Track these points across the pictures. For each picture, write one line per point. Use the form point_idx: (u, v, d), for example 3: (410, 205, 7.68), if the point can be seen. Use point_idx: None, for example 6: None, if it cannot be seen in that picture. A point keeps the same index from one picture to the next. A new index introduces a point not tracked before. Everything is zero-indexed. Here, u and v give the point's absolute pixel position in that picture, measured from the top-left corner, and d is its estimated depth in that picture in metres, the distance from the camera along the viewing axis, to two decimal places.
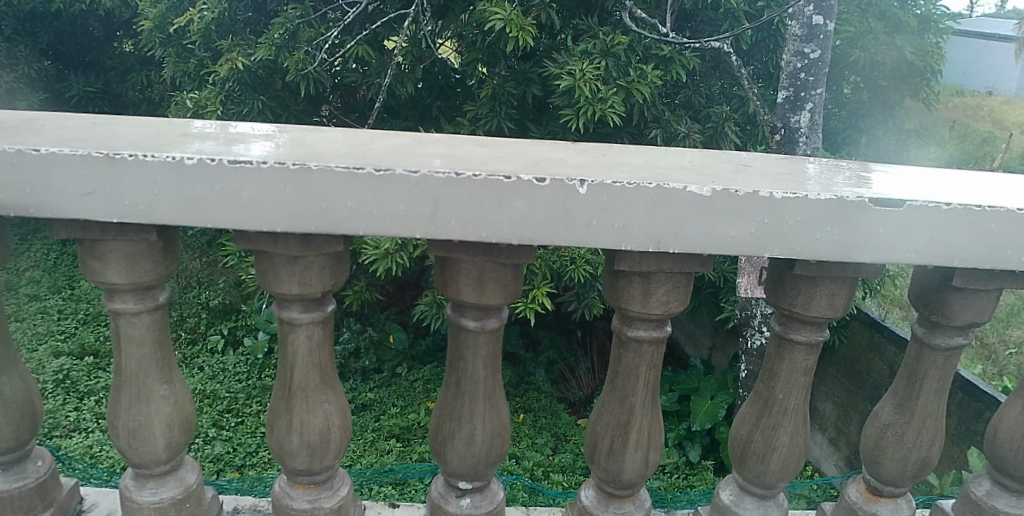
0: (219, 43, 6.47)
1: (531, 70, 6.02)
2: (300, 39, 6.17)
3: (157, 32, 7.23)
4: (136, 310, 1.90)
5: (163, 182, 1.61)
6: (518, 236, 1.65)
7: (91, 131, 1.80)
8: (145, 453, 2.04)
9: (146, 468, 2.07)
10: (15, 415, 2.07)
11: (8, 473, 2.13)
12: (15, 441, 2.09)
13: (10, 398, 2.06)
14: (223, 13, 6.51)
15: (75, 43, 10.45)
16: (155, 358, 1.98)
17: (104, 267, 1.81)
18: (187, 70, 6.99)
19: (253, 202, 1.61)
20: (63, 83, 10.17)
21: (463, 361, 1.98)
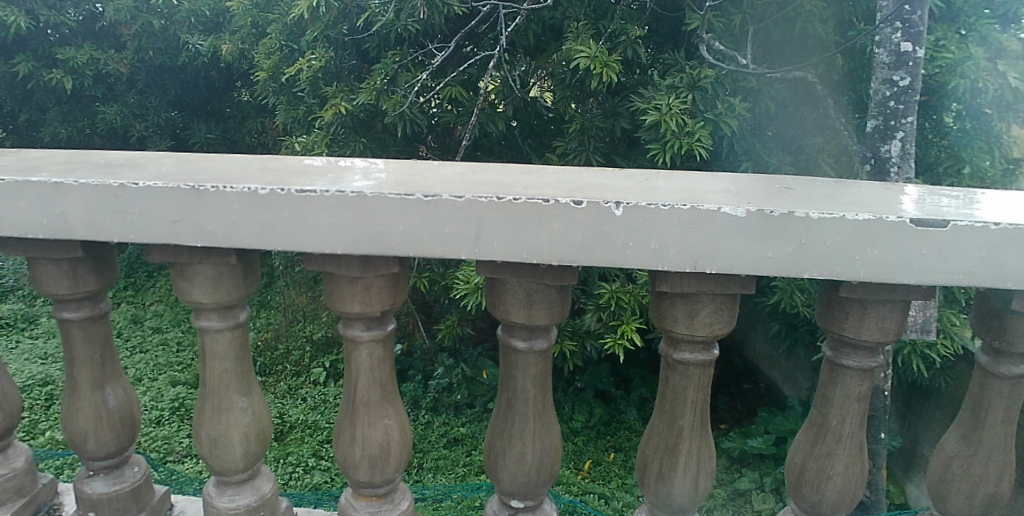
0: (326, 90, 6.90)
1: (619, 105, 5.95)
2: (398, 83, 6.43)
3: (271, 80, 7.82)
4: (219, 327, 2.10)
5: (240, 210, 1.76)
6: (558, 257, 1.73)
7: (183, 167, 2.01)
8: (225, 461, 2.22)
9: (225, 475, 2.25)
10: (119, 422, 2.30)
11: (109, 476, 2.36)
12: (117, 446, 2.32)
13: (113, 408, 2.28)
14: (330, 61, 6.86)
15: (198, 94, 11.00)
16: (236, 372, 2.17)
17: (192, 287, 2.02)
18: (297, 116, 7.49)
19: (317, 226, 1.76)
20: (188, 132, 10.99)
21: (513, 380, 2.05)
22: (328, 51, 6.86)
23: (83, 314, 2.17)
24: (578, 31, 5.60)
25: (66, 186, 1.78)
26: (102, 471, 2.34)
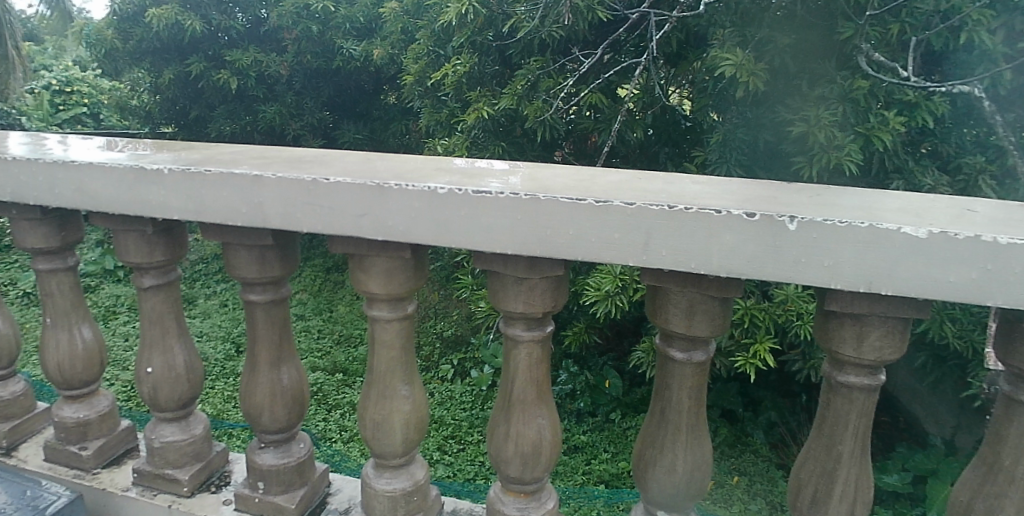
0: (468, 95, 6.17)
1: (763, 116, 5.59)
2: (539, 89, 5.75)
3: (416, 85, 7.36)
4: (390, 317, 2.21)
5: (419, 208, 1.83)
6: (725, 269, 1.71)
7: (364, 165, 2.13)
8: (386, 445, 2.32)
9: (383, 458, 2.35)
10: (291, 399, 2.30)
11: (277, 450, 2.36)
12: (287, 421, 2.32)
13: (286, 386, 2.28)
14: (473, 66, 6.13)
15: (349, 96, 10.97)
16: (400, 360, 2.28)
17: (369, 279, 2.14)
18: (439, 118, 6.98)
19: (491, 227, 1.81)
20: (337, 131, 10.89)
21: (667, 389, 2.04)
22: (472, 55, 6.15)
23: (268, 297, 2.21)
24: (724, 39, 5.41)
25: (263, 178, 1.88)
26: (272, 444, 2.35)
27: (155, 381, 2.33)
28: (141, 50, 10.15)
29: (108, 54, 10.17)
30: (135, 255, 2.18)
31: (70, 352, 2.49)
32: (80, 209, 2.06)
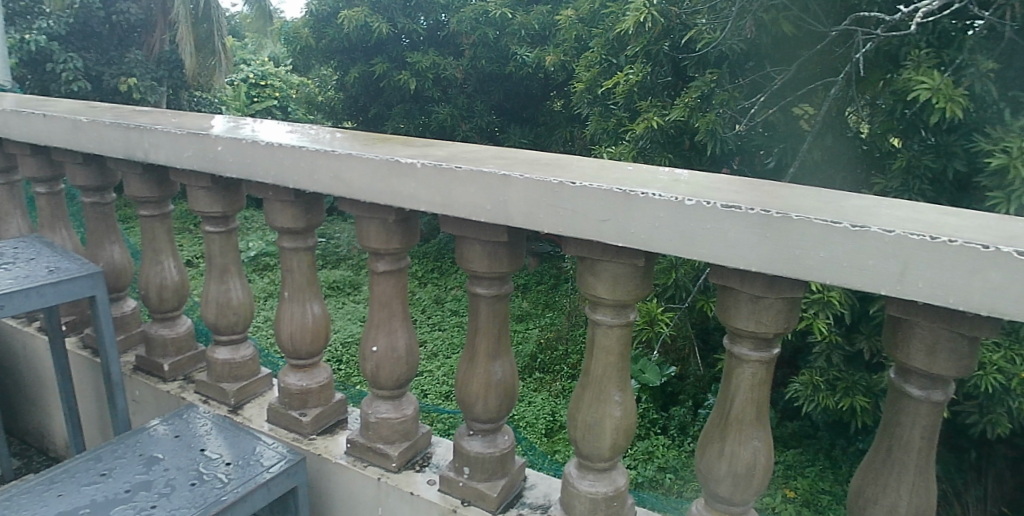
0: (639, 104, 6.11)
1: (955, 143, 4.82)
2: (714, 102, 5.62)
3: (587, 92, 7.13)
4: (612, 323, 2.03)
5: (664, 219, 1.70)
6: (987, 307, 1.39)
7: (616, 172, 2.02)
8: (594, 448, 2.14)
9: (589, 460, 2.17)
10: (502, 392, 2.24)
11: (482, 438, 2.28)
12: (495, 413, 2.25)
13: (499, 380, 2.23)
14: (646, 76, 6.04)
15: (520, 100, 10.18)
16: (617, 365, 2.09)
17: (597, 281, 1.98)
18: (606, 126, 6.73)
19: (735, 244, 1.62)
20: (503, 134, 10.16)
21: (898, 426, 1.71)
22: (646, 65, 6.05)
23: (493, 291, 2.16)
24: (919, 60, 4.73)
25: (513, 179, 1.88)
26: (479, 433, 2.28)
27: (372, 364, 2.33)
28: (333, 50, 10.07)
29: (304, 52, 10.23)
30: (374, 241, 2.23)
31: (291, 322, 2.43)
32: (330, 196, 2.16)
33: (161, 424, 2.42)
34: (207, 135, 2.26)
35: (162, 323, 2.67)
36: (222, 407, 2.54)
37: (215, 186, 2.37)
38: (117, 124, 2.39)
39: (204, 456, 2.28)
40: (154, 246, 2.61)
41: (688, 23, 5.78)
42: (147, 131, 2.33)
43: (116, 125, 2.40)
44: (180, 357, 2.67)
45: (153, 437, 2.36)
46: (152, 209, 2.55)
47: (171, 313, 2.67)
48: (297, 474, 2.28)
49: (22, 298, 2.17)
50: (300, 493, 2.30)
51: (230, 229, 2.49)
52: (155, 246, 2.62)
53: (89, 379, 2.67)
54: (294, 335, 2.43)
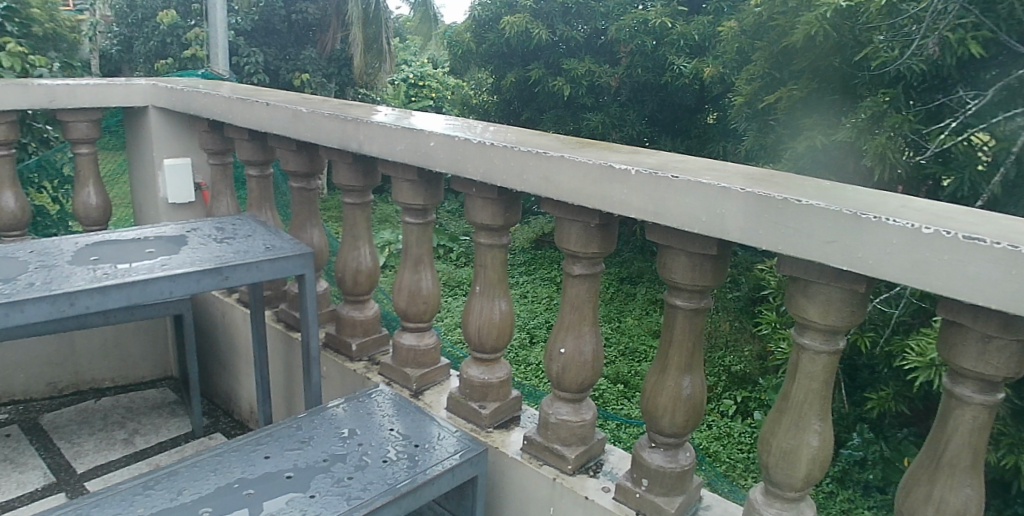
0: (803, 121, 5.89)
1: None
2: (885, 125, 5.16)
3: (746, 106, 6.80)
4: (823, 351, 1.46)
5: (895, 246, 1.20)
6: None
7: (862, 195, 1.51)
8: (782, 482, 1.59)
9: (775, 488, 1.62)
10: (689, 410, 1.87)
11: (662, 451, 1.94)
12: (681, 429, 1.90)
13: (689, 396, 1.86)
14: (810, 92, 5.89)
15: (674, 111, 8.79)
16: (821, 395, 1.52)
17: (806, 300, 1.43)
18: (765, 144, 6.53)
19: (973, 286, 1.12)
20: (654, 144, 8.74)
21: None
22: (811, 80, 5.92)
23: (693, 304, 1.76)
24: None
25: (704, 191, 1.47)
26: (662, 445, 1.94)
27: (558, 365, 2.11)
28: (489, 54, 9.54)
29: (461, 55, 9.81)
30: (574, 243, 1.94)
31: (477, 316, 2.34)
32: (527, 195, 1.87)
33: (340, 406, 2.21)
34: (396, 131, 2.14)
35: (352, 304, 2.71)
36: (403, 391, 2.51)
37: (420, 179, 2.26)
38: (331, 113, 2.31)
39: (391, 435, 2.06)
40: (352, 231, 2.61)
41: (862, 40, 5.42)
42: (362, 123, 2.21)
43: (331, 115, 2.32)
44: (366, 338, 2.69)
45: (337, 416, 2.15)
46: (354, 197, 2.53)
47: (362, 296, 2.70)
48: (481, 462, 2.03)
49: (247, 268, 2.12)
50: (480, 482, 2.06)
51: (427, 222, 2.39)
52: (355, 232, 2.61)
53: (283, 351, 2.61)
54: (480, 329, 2.34)
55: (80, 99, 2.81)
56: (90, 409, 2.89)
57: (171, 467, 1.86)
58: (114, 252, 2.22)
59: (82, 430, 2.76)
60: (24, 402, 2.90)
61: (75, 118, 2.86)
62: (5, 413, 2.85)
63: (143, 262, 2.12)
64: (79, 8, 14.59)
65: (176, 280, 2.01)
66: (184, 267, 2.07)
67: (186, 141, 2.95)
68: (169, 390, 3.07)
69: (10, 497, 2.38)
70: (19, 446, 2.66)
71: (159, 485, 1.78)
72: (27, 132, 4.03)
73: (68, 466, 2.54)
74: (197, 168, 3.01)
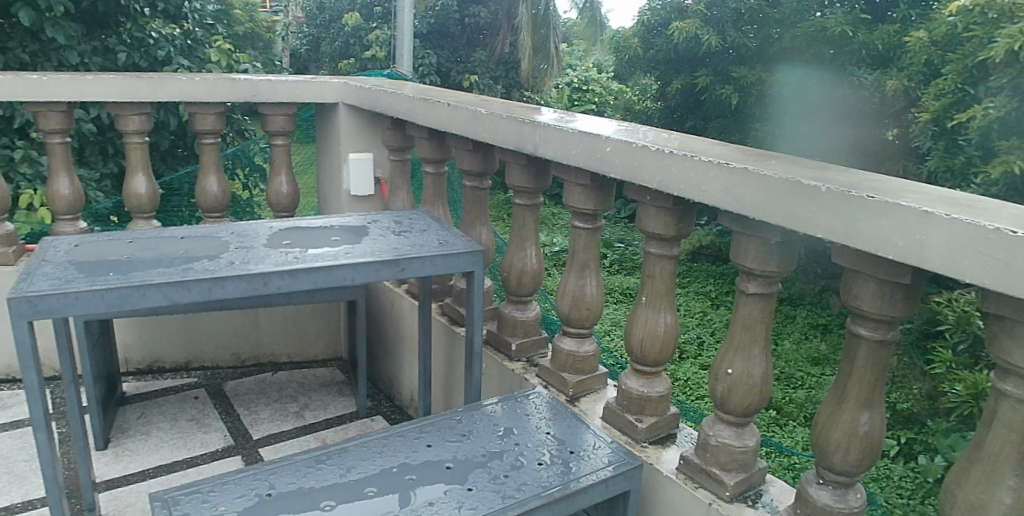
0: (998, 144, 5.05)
1: None
2: None
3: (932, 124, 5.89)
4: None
5: None
6: None
7: None
8: None
9: None
10: (863, 449, 1.29)
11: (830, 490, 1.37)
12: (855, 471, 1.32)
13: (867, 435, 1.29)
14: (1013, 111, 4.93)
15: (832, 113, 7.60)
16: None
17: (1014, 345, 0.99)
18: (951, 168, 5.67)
19: None
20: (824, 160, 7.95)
21: None
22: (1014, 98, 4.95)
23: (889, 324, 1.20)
24: None
25: (863, 202, 1.07)
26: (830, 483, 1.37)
27: (720, 387, 1.53)
28: (656, 60, 9.35)
29: (628, 60, 9.74)
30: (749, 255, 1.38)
31: (640, 330, 1.80)
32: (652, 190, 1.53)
33: (496, 405, 1.86)
34: (527, 124, 1.83)
35: (515, 304, 2.28)
36: (558, 394, 2.03)
37: (592, 185, 1.80)
38: (511, 115, 1.88)
39: (547, 438, 1.71)
40: (519, 231, 2.16)
41: None
42: (537, 127, 1.78)
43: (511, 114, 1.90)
44: (525, 339, 2.26)
45: (494, 413, 1.82)
46: (525, 199, 2.06)
47: (524, 297, 2.25)
48: (638, 474, 1.63)
49: (423, 262, 1.89)
50: (631, 501, 1.64)
51: (599, 228, 1.90)
52: (522, 233, 2.17)
53: (442, 345, 2.46)
54: (641, 341, 1.80)
55: (275, 97, 2.76)
56: (269, 381, 2.91)
57: (337, 444, 1.64)
58: (300, 238, 2.07)
59: (259, 401, 2.76)
60: (212, 369, 2.95)
61: (275, 112, 2.82)
62: (192, 377, 2.91)
63: (325, 249, 1.94)
64: (278, 9, 15.95)
65: (358, 266, 1.83)
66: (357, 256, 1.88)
67: (370, 135, 2.83)
68: (338, 371, 3.03)
69: (193, 453, 2.39)
70: (205, 408, 2.68)
71: (330, 460, 1.56)
72: (228, 123, 4.48)
73: (246, 432, 2.54)
74: (378, 161, 2.89)
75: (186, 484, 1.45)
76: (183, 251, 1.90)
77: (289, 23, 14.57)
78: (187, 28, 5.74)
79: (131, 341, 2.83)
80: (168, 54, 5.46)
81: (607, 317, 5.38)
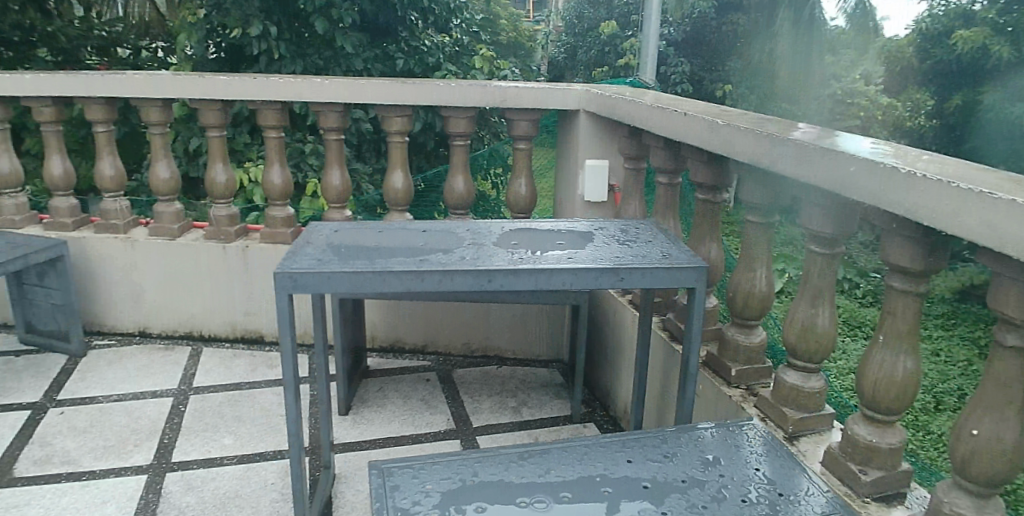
0: None
1: None
2: None
3: None
4: None
5: None
6: None
7: None
8: None
9: None
10: None
11: None
12: None
13: None
14: None
15: None
16: None
17: None
18: None
19: None
20: None
21: None
22: None
23: None
24: None
25: None
26: None
27: (961, 450, 1.29)
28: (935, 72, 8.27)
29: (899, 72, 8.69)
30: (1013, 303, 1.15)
31: (873, 371, 1.58)
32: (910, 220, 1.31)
33: (711, 430, 1.66)
34: (770, 138, 1.68)
35: (738, 327, 2.07)
36: (775, 430, 1.85)
37: (832, 205, 1.62)
38: (751, 127, 1.75)
39: (758, 475, 1.49)
40: (750, 249, 1.98)
41: None
42: (781, 139, 1.63)
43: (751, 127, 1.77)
44: (747, 367, 2.04)
45: (704, 439, 1.63)
46: (760, 216, 1.92)
47: (750, 321, 2.04)
48: None
49: (645, 273, 1.70)
50: None
51: (839, 256, 1.71)
52: (753, 252, 1.98)
53: (663, 358, 2.19)
54: (873, 386, 1.58)
55: (523, 101, 2.57)
56: (494, 374, 2.77)
57: (544, 444, 1.57)
58: (533, 238, 1.91)
59: (483, 391, 2.65)
60: (444, 355, 2.88)
61: (519, 116, 2.65)
62: (427, 360, 2.86)
63: (551, 251, 1.80)
64: (540, 19, 16.61)
65: (579, 273, 1.66)
66: (580, 263, 1.71)
67: (612, 140, 2.55)
68: (558, 373, 2.80)
69: (417, 432, 2.39)
70: (434, 391, 2.63)
71: (532, 458, 1.50)
72: (484, 124, 4.80)
73: (466, 418, 2.48)
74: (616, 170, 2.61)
75: (403, 458, 1.49)
76: (423, 242, 1.83)
77: (549, 32, 15.12)
78: (457, 36, 6.31)
79: (376, 319, 2.87)
80: (438, 61, 6.06)
81: (848, 353, 4.86)
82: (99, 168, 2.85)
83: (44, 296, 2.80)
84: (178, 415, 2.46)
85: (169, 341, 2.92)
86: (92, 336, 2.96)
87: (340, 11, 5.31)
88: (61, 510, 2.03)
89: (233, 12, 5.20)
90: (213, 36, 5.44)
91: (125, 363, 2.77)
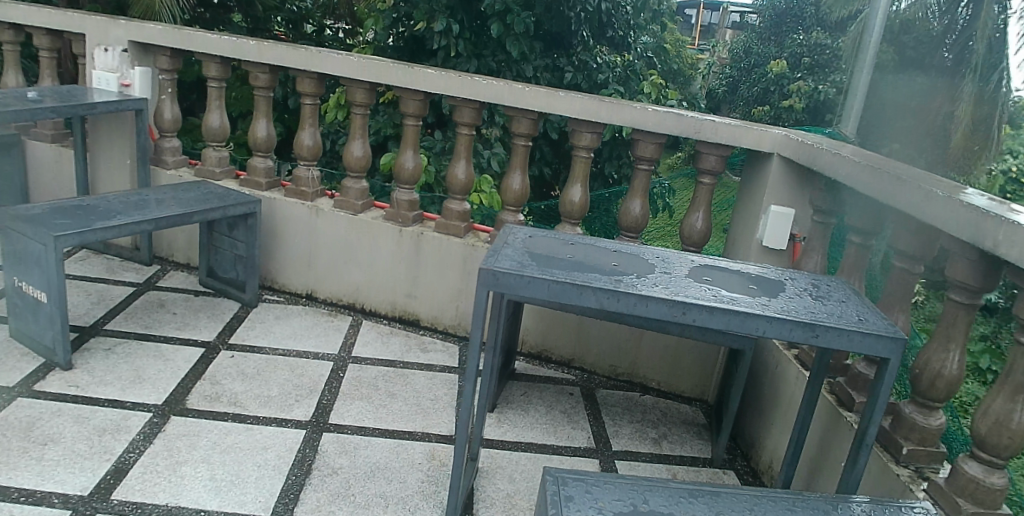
0: None
1: None
2: None
3: None
4: None
5: None
6: None
7: None
8: None
9: None
10: None
11: None
12: None
13: None
14: None
15: None
16: None
17: None
18: None
19: None
20: None
21: None
22: None
23: None
24: None
25: None
26: None
27: None
28: None
29: None
30: None
31: None
32: None
33: (864, 504, 1.56)
34: (987, 216, 1.59)
35: (918, 407, 1.97)
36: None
37: None
38: (970, 202, 1.66)
39: None
40: (948, 327, 1.88)
41: None
42: (1007, 221, 1.53)
43: (969, 201, 1.67)
44: (919, 448, 1.93)
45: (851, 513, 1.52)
46: (964, 296, 1.80)
47: (933, 403, 1.94)
48: None
49: (841, 334, 1.67)
50: None
51: None
52: (949, 331, 1.88)
53: (826, 422, 2.14)
54: None
55: (716, 137, 2.55)
56: (635, 401, 2.78)
57: (712, 485, 1.57)
58: (723, 278, 1.91)
59: (624, 416, 2.67)
60: (588, 372, 2.92)
61: (708, 149, 2.63)
62: (571, 373, 2.91)
63: (742, 294, 1.80)
64: (706, 49, 16.39)
65: (774, 321, 1.66)
66: (774, 311, 1.72)
67: (801, 188, 2.52)
68: (702, 413, 2.77)
69: (558, 444, 2.45)
70: (577, 406, 2.68)
71: (703, 499, 1.50)
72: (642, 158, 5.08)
73: (606, 440, 2.51)
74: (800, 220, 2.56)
75: (577, 470, 1.53)
76: (615, 264, 1.88)
77: (712, 63, 14.86)
78: (629, 59, 6.38)
79: (530, 325, 2.95)
80: (606, 79, 6.14)
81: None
82: (300, 137, 3.07)
83: (230, 247, 3.05)
84: (336, 379, 2.63)
85: (332, 308, 3.13)
86: (264, 291, 3.21)
87: (515, 17, 5.42)
88: (230, 447, 2.22)
89: (421, 7, 5.45)
90: (397, 25, 5.79)
91: (292, 321, 2.99)
